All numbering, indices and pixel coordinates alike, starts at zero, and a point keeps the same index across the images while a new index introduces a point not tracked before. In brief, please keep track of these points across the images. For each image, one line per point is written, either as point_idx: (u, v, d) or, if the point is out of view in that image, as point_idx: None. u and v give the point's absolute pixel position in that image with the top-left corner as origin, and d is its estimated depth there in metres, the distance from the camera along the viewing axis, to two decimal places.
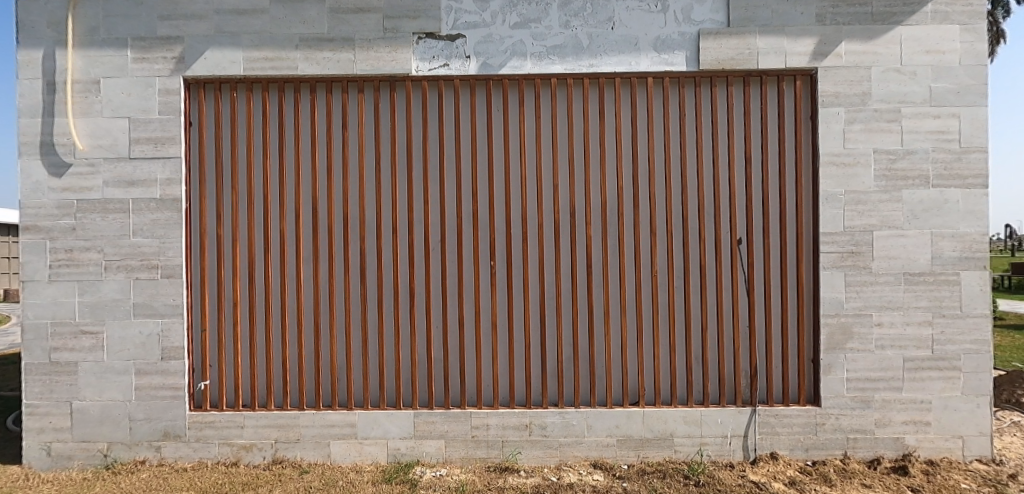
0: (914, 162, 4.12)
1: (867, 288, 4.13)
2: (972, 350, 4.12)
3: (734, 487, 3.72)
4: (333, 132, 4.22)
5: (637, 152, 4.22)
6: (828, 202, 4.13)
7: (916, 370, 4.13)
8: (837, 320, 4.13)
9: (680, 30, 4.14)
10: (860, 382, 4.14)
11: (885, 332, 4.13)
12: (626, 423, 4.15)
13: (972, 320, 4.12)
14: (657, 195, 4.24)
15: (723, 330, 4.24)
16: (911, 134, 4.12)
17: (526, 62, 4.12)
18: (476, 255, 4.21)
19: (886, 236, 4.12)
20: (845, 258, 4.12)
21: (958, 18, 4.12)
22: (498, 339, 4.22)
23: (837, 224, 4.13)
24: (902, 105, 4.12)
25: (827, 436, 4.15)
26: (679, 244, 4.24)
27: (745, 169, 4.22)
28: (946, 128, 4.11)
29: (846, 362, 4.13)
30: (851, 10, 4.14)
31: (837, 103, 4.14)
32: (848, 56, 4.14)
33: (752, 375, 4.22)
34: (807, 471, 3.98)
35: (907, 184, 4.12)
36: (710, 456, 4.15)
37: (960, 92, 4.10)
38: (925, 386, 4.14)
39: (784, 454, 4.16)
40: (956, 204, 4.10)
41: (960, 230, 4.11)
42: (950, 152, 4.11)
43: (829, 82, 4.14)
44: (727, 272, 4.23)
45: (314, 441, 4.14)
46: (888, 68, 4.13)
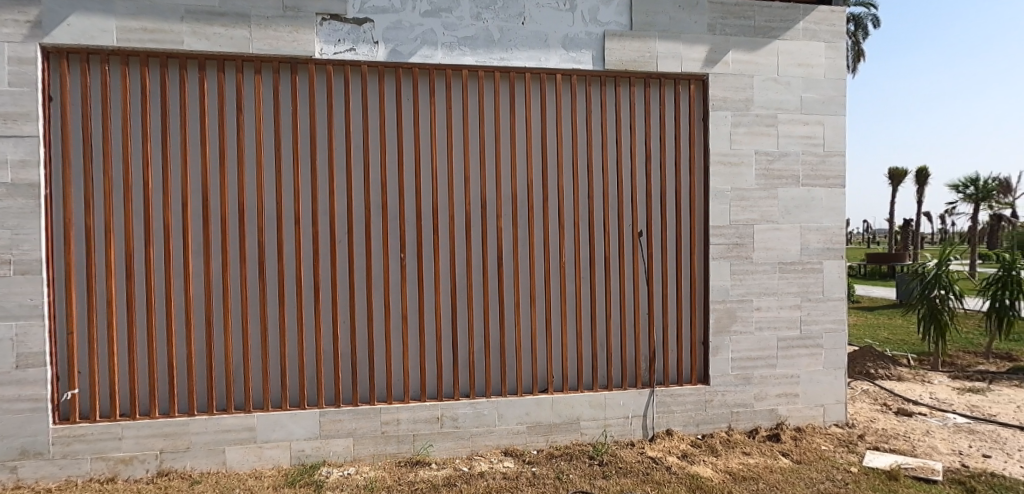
0: (787, 163, 4.60)
1: (749, 277, 4.57)
2: (831, 329, 4.72)
3: (633, 463, 3.97)
4: (226, 115, 3.91)
5: (547, 146, 4.33)
6: (717, 198, 4.51)
7: (788, 348, 4.65)
8: (723, 306, 4.53)
9: (587, 29, 4.30)
10: (742, 361, 4.58)
11: (763, 316, 4.60)
12: (536, 409, 4.28)
13: (832, 303, 4.71)
14: (565, 189, 4.38)
15: (625, 317, 4.49)
16: (785, 138, 4.60)
17: (436, 52, 4.07)
18: (384, 246, 4.10)
19: (764, 229, 4.58)
20: (731, 249, 4.53)
21: (823, 36, 4.67)
22: (408, 332, 4.16)
23: (724, 218, 4.52)
24: (778, 111, 4.58)
25: (714, 411, 4.56)
26: (585, 237, 4.42)
27: (645, 166, 4.49)
28: (813, 133, 4.63)
29: (731, 343, 4.55)
30: (737, 23, 4.53)
31: (724, 107, 4.51)
32: (734, 65, 4.52)
33: (650, 358, 4.51)
34: (697, 444, 4.36)
35: (782, 183, 4.60)
36: (613, 436, 4.41)
37: (824, 102, 4.65)
38: (795, 363, 4.67)
39: (678, 430, 4.51)
40: (820, 202, 4.66)
41: (823, 224, 4.68)
42: (816, 155, 4.64)
43: (718, 88, 4.51)
44: (629, 263, 4.48)
45: (206, 449, 3.84)
46: (767, 77, 4.57)
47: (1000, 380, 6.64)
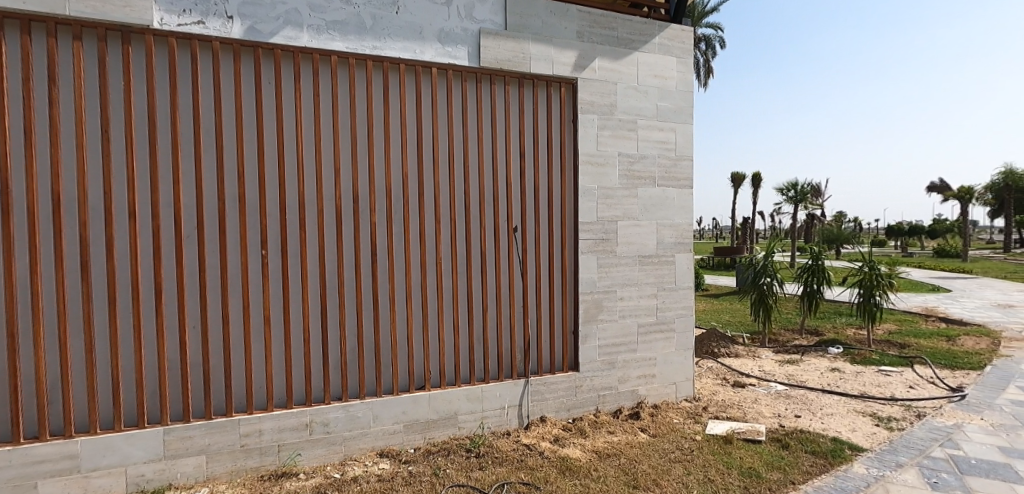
0: (645, 165, 5.04)
1: (613, 269, 4.93)
2: (682, 315, 5.28)
3: (508, 452, 4.10)
4: (34, 87, 3.27)
5: (422, 140, 4.26)
6: (585, 196, 4.80)
7: (647, 334, 5.11)
8: (591, 297, 4.84)
9: (462, 25, 4.30)
10: (608, 347, 4.94)
11: (626, 305, 5.00)
12: (413, 407, 4.21)
13: (682, 291, 5.27)
14: (442, 184, 4.35)
15: (502, 311, 4.60)
16: (644, 142, 5.02)
17: (302, 34, 3.80)
18: (242, 242, 3.74)
19: (626, 226, 4.97)
20: (597, 244, 4.85)
21: (675, 52, 5.18)
22: (272, 335, 3.84)
23: (591, 215, 4.82)
24: (638, 117, 4.99)
25: (584, 396, 4.86)
26: (462, 232, 4.44)
27: (520, 163, 4.63)
28: (667, 139, 5.13)
29: (598, 332, 4.89)
30: (602, 32, 4.85)
31: (591, 111, 4.81)
32: (599, 72, 4.84)
33: (526, 349, 4.68)
34: (568, 427, 4.62)
35: (641, 183, 5.03)
36: (490, 427, 4.51)
37: (676, 111, 5.17)
38: (653, 347, 5.15)
39: (551, 416, 4.74)
40: (673, 201, 5.18)
41: (675, 221, 5.21)
42: (669, 159, 5.15)
43: (585, 92, 4.79)
44: (505, 257, 4.60)
45: (10, 486, 3.20)
46: (628, 86, 4.95)
47: (810, 352, 7.95)
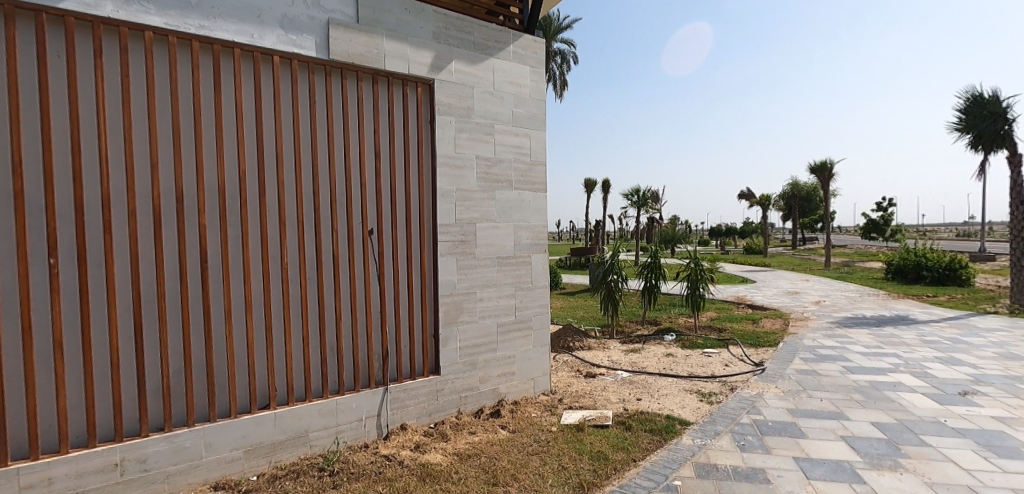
0: (502, 168, 5.17)
1: (472, 271, 4.98)
2: (539, 313, 5.51)
3: (366, 465, 3.91)
4: None
5: (262, 135, 3.87)
6: (443, 198, 4.77)
7: (506, 333, 5.24)
8: (450, 299, 4.82)
9: (308, 13, 4.01)
10: (468, 349, 4.96)
11: (485, 305, 5.07)
12: (255, 430, 3.80)
13: (538, 290, 5.50)
14: (287, 183, 4.00)
15: (358, 318, 4.37)
16: (500, 146, 5.15)
17: (105, 2, 3.21)
18: (21, 249, 3.06)
19: (485, 227, 5.05)
20: (456, 246, 4.86)
21: (529, 61, 5.40)
22: (66, 361, 3.19)
23: (450, 216, 4.82)
24: (494, 122, 5.11)
25: (445, 399, 4.83)
26: (311, 235, 4.12)
27: (375, 163, 4.44)
28: (522, 144, 5.32)
29: (459, 333, 4.89)
30: (459, 35, 4.87)
31: (449, 113, 4.81)
32: (456, 74, 4.85)
33: (384, 357, 4.50)
34: (429, 433, 4.56)
35: (498, 186, 5.15)
36: (345, 442, 4.26)
37: (530, 118, 5.39)
38: (512, 345, 5.30)
39: (411, 422, 4.63)
40: (528, 204, 5.39)
41: (530, 223, 5.42)
42: (524, 163, 5.35)
43: (442, 94, 4.77)
44: (360, 261, 4.37)
45: None
46: (485, 90, 5.04)
47: (649, 340, 8.86)
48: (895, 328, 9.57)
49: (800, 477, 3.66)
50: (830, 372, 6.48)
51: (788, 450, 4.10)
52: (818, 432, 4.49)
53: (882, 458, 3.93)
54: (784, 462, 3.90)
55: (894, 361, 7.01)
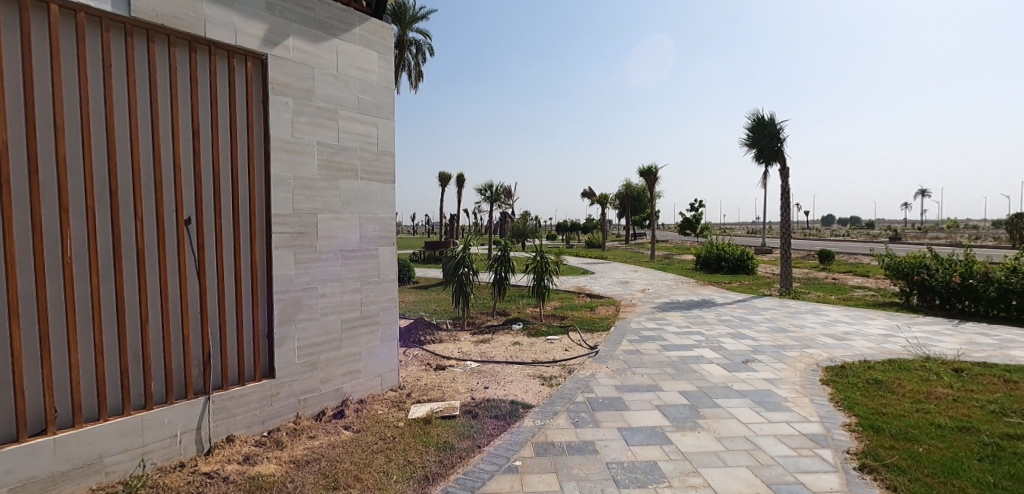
0: (347, 157, 4.90)
1: (313, 265, 4.65)
2: (386, 307, 5.35)
3: (179, 488, 3.48)
4: None
5: (32, 103, 3.20)
6: (278, 185, 4.38)
7: (351, 329, 5.00)
8: (287, 295, 4.46)
9: None
10: (308, 348, 4.64)
11: (328, 302, 4.78)
12: (25, 462, 3.16)
13: (386, 284, 5.34)
14: (70, 163, 3.35)
15: (170, 320, 3.82)
16: (344, 133, 4.88)
17: None
18: None
19: (327, 219, 4.74)
20: (294, 238, 4.51)
21: (376, 46, 5.19)
22: None
23: (287, 206, 4.45)
24: (338, 107, 4.82)
25: (281, 404, 4.46)
26: (106, 224, 3.50)
27: (192, 143, 3.90)
28: (368, 133, 5.10)
29: (297, 332, 4.54)
30: (297, 10, 4.50)
31: (285, 93, 4.42)
32: (294, 52, 4.48)
33: (205, 363, 3.99)
34: (261, 442, 4.17)
35: (343, 175, 4.87)
36: (154, 464, 3.71)
37: (377, 106, 5.19)
38: (358, 341, 5.08)
39: (240, 433, 4.20)
40: (375, 195, 5.19)
41: (377, 214, 5.23)
42: (372, 153, 5.14)
43: (277, 71, 4.37)
44: (173, 255, 3.82)
45: None
46: (327, 72, 4.73)
47: (498, 331, 9.19)
48: (700, 311, 11.22)
49: (622, 445, 4.12)
50: (651, 351, 7.37)
51: (613, 422, 4.57)
52: (638, 404, 5.08)
53: (685, 421, 4.60)
54: (610, 433, 4.34)
55: (699, 339, 8.22)
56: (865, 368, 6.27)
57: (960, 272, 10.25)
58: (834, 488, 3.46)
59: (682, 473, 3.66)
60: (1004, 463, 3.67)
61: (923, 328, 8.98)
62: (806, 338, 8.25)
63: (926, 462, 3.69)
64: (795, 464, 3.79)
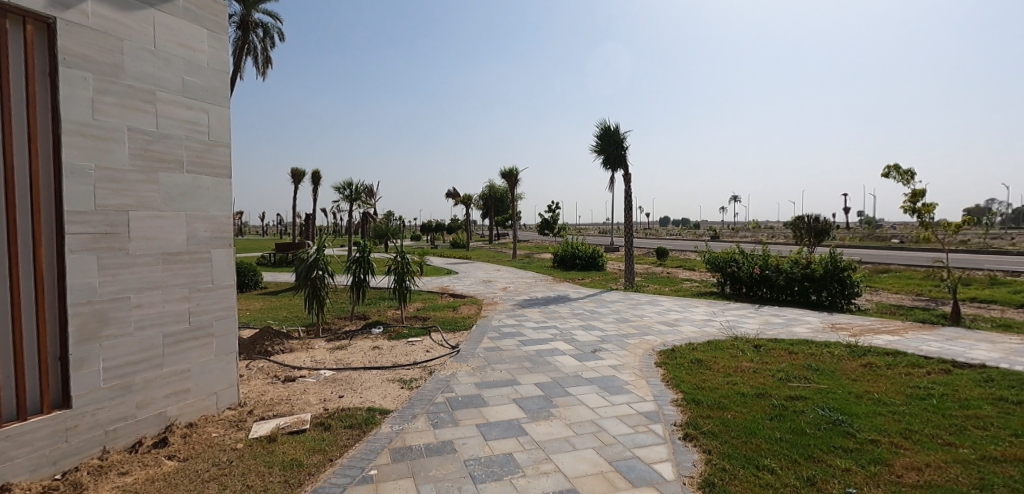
0: (169, 146, 4.28)
1: (124, 271, 3.97)
2: (221, 316, 4.76)
3: None
4: None
5: None
6: (74, 177, 3.66)
7: (176, 344, 4.37)
8: (89, 307, 3.75)
9: None
10: (118, 369, 3.94)
11: (145, 313, 4.12)
12: None
13: (221, 291, 4.75)
14: None
15: None
16: (165, 119, 4.25)
17: None
18: None
19: (142, 217, 4.09)
20: (98, 240, 3.81)
21: (206, 23, 4.60)
22: None
23: (86, 202, 3.74)
24: (157, 89, 4.19)
25: (81, 438, 3.74)
26: None
27: None
28: (197, 120, 4.50)
29: (103, 351, 3.84)
30: None
31: (82, 67, 3.72)
32: (95, 19, 3.79)
33: None
34: (53, 487, 3.46)
35: (163, 167, 4.24)
36: None
37: (208, 91, 4.60)
38: (185, 357, 4.45)
39: (21, 480, 3.43)
40: (207, 191, 4.60)
41: (210, 213, 4.63)
42: (201, 143, 4.54)
43: (70, 40, 3.65)
44: None
45: None
46: (141, 47, 4.08)
47: (356, 336, 8.75)
48: (556, 306, 11.90)
49: (479, 441, 4.18)
50: (510, 346, 7.61)
51: (472, 420, 4.63)
52: (496, 399, 5.21)
53: (540, 411, 4.83)
54: (469, 431, 4.38)
55: (554, 332, 8.71)
56: (690, 350, 7.18)
57: (759, 264, 12.26)
58: (663, 457, 3.90)
59: (535, 461, 3.83)
60: (787, 420, 4.46)
61: (734, 312, 10.56)
62: (645, 326, 9.19)
63: (732, 425, 4.34)
64: (633, 440, 4.19)
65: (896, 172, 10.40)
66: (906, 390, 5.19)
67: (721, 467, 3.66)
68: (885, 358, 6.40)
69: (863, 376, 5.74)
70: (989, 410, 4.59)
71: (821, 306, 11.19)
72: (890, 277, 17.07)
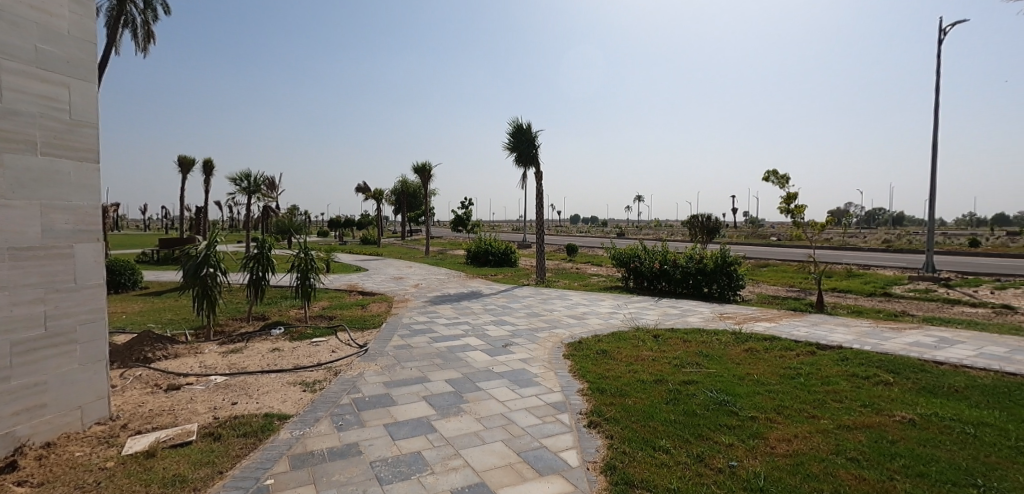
0: (17, 124, 3.71)
1: None
2: (87, 319, 4.20)
3: None
4: None
5: None
6: None
7: (28, 353, 3.79)
8: None
9: None
10: None
11: None
12: None
13: (87, 291, 4.19)
14: None
15: None
16: (12, 93, 3.68)
17: None
18: None
19: None
20: None
21: None
22: None
23: None
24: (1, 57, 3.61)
25: None
26: None
27: None
28: (54, 96, 3.93)
29: None
30: None
31: None
32: None
33: None
34: None
35: (10, 148, 3.66)
36: None
37: (69, 63, 4.03)
38: (40, 367, 3.88)
39: None
40: (68, 177, 4.03)
41: (72, 203, 4.07)
42: (60, 122, 3.97)
43: None
44: None
45: None
46: None
47: (254, 338, 8.15)
48: (468, 302, 11.88)
49: (386, 441, 4.07)
50: (421, 344, 7.48)
51: (379, 420, 4.49)
52: (405, 398, 5.09)
53: (450, 407, 4.79)
54: (376, 432, 4.24)
55: (466, 328, 8.69)
56: (596, 342, 7.49)
57: (659, 260, 13.08)
58: (568, 445, 4.03)
59: (444, 458, 3.79)
60: (681, 403, 4.80)
61: (636, 305, 11.18)
62: (554, 320, 9.45)
63: (633, 411, 4.59)
64: (540, 431, 4.29)
65: (775, 177, 11.54)
66: (780, 370, 5.80)
67: (622, 451, 3.85)
68: (764, 343, 7.10)
69: (746, 359, 6.32)
70: (845, 385, 5.25)
71: (712, 298, 12.18)
72: (768, 270, 18.98)
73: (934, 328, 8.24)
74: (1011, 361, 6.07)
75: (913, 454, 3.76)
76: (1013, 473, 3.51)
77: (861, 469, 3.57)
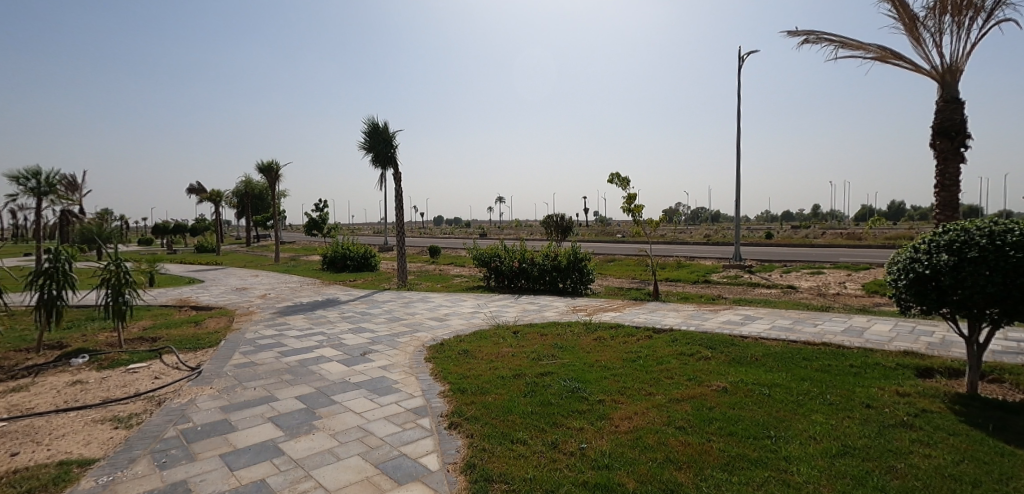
0: None
1: None
2: None
3: None
4: None
5: None
6: None
7: None
8: None
9: None
10: None
11: None
12: None
13: None
14: None
15: None
16: None
17: None
18: None
19: None
20: None
21: None
22: None
23: None
24: None
25: None
26: None
27: None
28: None
29: None
30: None
31: None
32: None
33: None
34: None
35: None
36: None
37: None
38: None
39: None
40: None
41: None
42: None
43: None
44: None
45: None
46: None
47: (46, 370, 6.71)
48: (323, 310, 11.14)
49: (223, 473, 3.63)
50: (266, 360, 6.81)
51: (214, 450, 3.99)
52: (247, 421, 4.59)
53: (299, 426, 4.43)
54: (208, 465, 3.75)
55: (320, 339, 8.13)
56: (457, 342, 7.53)
57: (518, 258, 13.60)
58: (428, 449, 3.98)
59: (293, 482, 3.50)
60: (537, 394, 5.02)
61: (497, 303, 11.50)
62: (415, 323, 9.29)
63: (493, 407, 4.69)
64: (400, 438, 4.18)
65: (618, 179, 12.70)
66: (623, 355, 6.38)
67: (481, 447, 3.91)
68: (610, 331, 7.75)
69: (595, 347, 6.86)
70: (675, 363, 5.96)
71: (566, 292, 12.99)
72: (614, 265, 20.84)
73: (742, 308, 9.74)
74: (794, 331, 7.41)
75: (725, 416, 4.39)
76: (796, 422, 4.28)
77: (685, 435, 4.08)
